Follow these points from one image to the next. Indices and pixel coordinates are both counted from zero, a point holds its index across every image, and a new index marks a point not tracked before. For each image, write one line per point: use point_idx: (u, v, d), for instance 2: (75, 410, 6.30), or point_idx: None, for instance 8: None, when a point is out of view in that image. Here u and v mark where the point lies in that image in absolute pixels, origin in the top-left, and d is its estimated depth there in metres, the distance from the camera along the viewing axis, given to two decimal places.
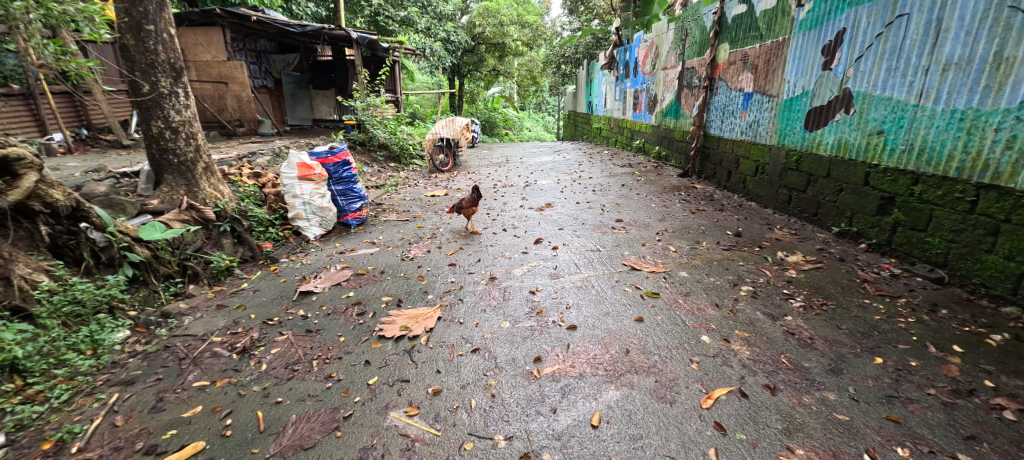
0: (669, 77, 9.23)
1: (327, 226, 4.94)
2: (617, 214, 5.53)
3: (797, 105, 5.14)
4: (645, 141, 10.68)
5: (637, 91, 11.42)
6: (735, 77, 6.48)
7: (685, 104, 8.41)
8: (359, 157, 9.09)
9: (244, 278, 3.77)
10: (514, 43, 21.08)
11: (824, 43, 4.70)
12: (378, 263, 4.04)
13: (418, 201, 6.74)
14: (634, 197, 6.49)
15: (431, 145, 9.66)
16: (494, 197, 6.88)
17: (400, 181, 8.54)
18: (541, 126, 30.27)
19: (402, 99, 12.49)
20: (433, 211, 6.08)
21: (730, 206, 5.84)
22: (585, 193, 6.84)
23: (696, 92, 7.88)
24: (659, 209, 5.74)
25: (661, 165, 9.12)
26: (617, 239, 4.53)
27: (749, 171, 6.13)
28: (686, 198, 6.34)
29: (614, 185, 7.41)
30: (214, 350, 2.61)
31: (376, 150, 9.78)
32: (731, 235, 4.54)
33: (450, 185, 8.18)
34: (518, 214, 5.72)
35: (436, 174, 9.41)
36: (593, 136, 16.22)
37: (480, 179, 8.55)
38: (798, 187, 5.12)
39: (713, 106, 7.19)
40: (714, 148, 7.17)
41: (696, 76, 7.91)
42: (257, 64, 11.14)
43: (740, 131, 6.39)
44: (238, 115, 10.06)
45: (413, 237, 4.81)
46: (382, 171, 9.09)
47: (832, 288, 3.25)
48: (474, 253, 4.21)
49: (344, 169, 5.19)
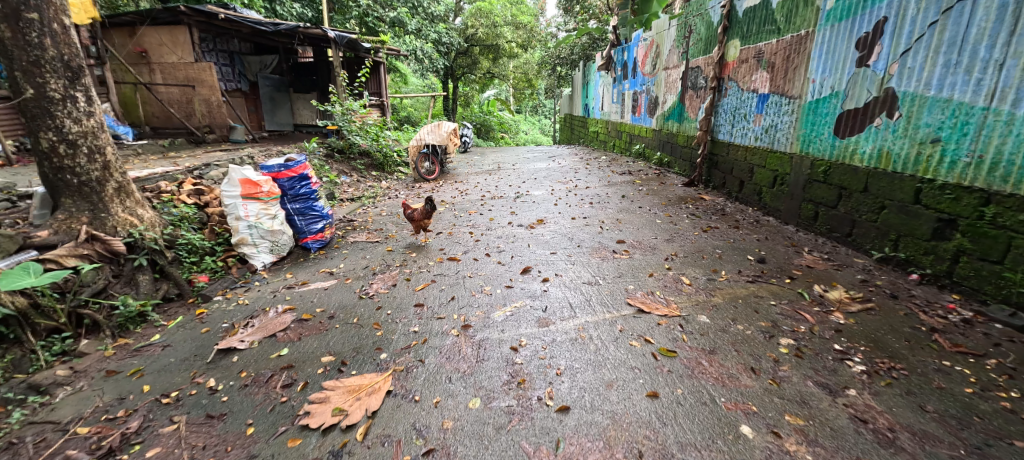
0: (671, 77, 8.57)
1: (280, 252, 4.22)
2: (618, 233, 4.83)
3: (824, 108, 4.47)
4: (646, 146, 10.00)
5: (637, 93, 10.75)
6: (748, 77, 5.80)
7: (689, 107, 7.74)
8: (337, 166, 8.37)
9: (160, 326, 3.07)
10: (508, 45, 20.39)
11: (858, 35, 4.03)
12: (330, 303, 3.33)
13: (395, 217, 6.01)
14: (636, 211, 5.82)
15: (416, 151, 8.97)
16: (480, 211, 6.18)
17: (380, 193, 7.82)
18: (538, 129, 29.63)
19: (388, 103, 11.78)
20: (409, 229, 5.35)
21: (745, 221, 5.16)
22: (582, 206, 6.16)
23: (702, 93, 7.19)
24: (666, 226, 5.05)
25: (663, 173, 8.45)
26: (619, 267, 3.82)
27: (766, 182, 5.45)
28: (695, 212, 5.65)
29: (613, 196, 6.73)
30: (69, 454, 1.91)
31: (356, 158, 9.06)
32: (753, 262, 3.84)
33: (434, 196, 7.47)
34: (505, 233, 5.00)
35: (421, 184, 8.70)
36: (591, 140, 15.55)
37: (468, 189, 7.84)
38: (826, 202, 4.44)
39: (722, 109, 6.52)
40: (725, 155, 6.48)
41: (702, 76, 7.23)
42: (231, 66, 10.32)
43: (754, 136, 5.71)
44: (207, 121, 9.33)
45: (380, 265, 4.08)
46: (361, 181, 8.38)
47: (896, 342, 2.56)
48: (449, 288, 3.49)
49: (302, 184, 4.47)
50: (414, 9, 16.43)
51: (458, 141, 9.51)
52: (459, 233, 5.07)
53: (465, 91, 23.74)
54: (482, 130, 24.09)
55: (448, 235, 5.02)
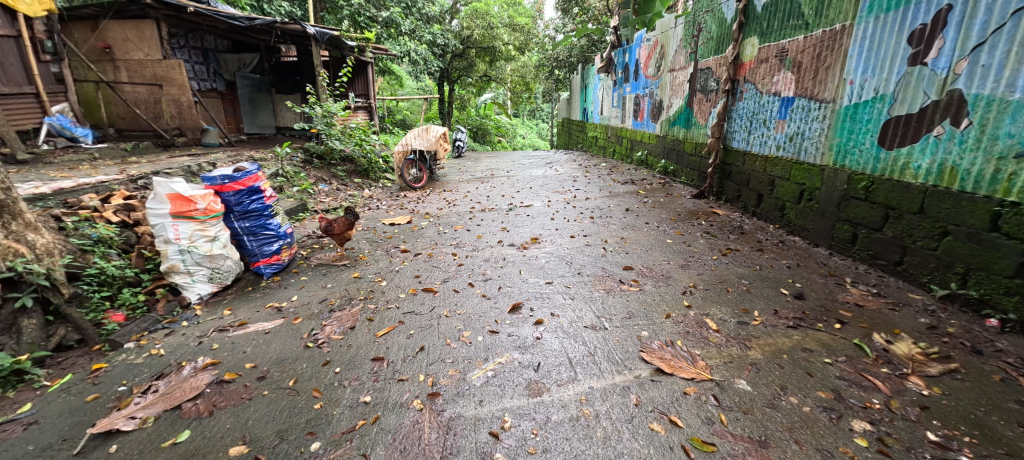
0: (677, 80, 7.94)
1: (222, 281, 3.52)
2: (624, 257, 4.16)
3: (866, 113, 3.83)
4: (649, 153, 9.38)
5: (639, 97, 10.13)
6: (768, 78, 5.17)
7: (697, 112, 7.12)
8: (315, 174, 7.69)
9: (40, 389, 2.39)
10: (505, 47, 19.77)
11: (911, 28, 3.41)
12: (267, 354, 2.64)
13: (372, 233, 5.33)
14: (643, 227, 5.17)
15: (401, 158, 8.25)
16: (467, 226, 5.51)
17: (361, 203, 7.14)
18: (535, 133, 29.06)
19: (375, 105, 11.12)
20: (384, 249, 4.67)
21: (768, 242, 4.52)
22: (582, 221, 5.50)
23: (713, 97, 6.56)
24: (678, 248, 4.40)
25: (669, 182, 7.82)
26: (628, 304, 3.15)
27: (790, 197, 4.81)
28: (710, 230, 5.00)
29: (615, 209, 6.08)
30: None
31: (338, 165, 8.39)
32: (788, 298, 3.19)
33: (419, 207, 6.79)
34: (494, 256, 4.32)
35: (406, 193, 8.04)
36: (589, 146, 14.94)
37: (457, 200, 7.16)
38: (868, 223, 3.80)
39: (736, 114, 5.88)
40: (740, 165, 5.84)
41: (712, 78, 6.61)
42: (205, 65, 9.62)
43: (776, 145, 5.08)
44: (176, 123, 8.68)
45: (340, 298, 3.39)
46: (341, 190, 7.70)
47: (1008, 429, 1.91)
48: (418, 334, 2.81)
49: (253, 199, 3.79)
50: (407, 9, 15.80)
51: (447, 146, 8.86)
52: (440, 255, 4.39)
53: (461, 94, 23.11)
54: (478, 134, 23.49)
55: (428, 257, 4.34)
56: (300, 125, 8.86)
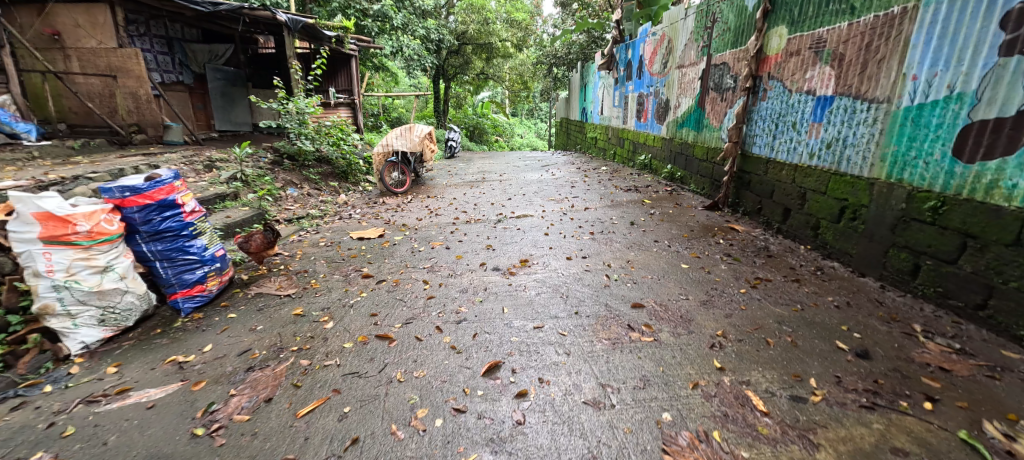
0: (687, 77, 7.17)
1: (121, 323, 2.76)
2: (630, 289, 3.40)
3: (935, 116, 3.09)
4: (654, 157, 8.64)
5: (643, 96, 9.38)
6: (800, 73, 4.41)
7: (709, 112, 6.37)
8: (284, 176, 6.91)
9: None
10: (502, 44, 18.98)
11: (1006, 7, 2.68)
12: (136, 446, 1.87)
13: (335, 250, 4.54)
14: (650, 246, 4.42)
15: (381, 159, 7.49)
16: (447, 242, 4.74)
17: (334, 211, 6.36)
18: (534, 133, 28.34)
19: (360, 102, 10.13)
20: (343, 272, 3.89)
21: (804, 270, 3.75)
22: (580, 238, 4.73)
23: (728, 96, 5.81)
24: (696, 275, 3.65)
25: (676, 190, 7.09)
26: (641, 365, 2.39)
27: (828, 215, 4.06)
28: (731, 251, 4.25)
29: (618, 223, 5.32)
30: None
31: (312, 166, 7.61)
32: (850, 358, 2.44)
33: (396, 216, 6.01)
34: (473, 285, 3.55)
35: (386, 198, 7.28)
36: (588, 147, 14.21)
37: (441, 208, 6.38)
38: (937, 253, 3.05)
39: (758, 115, 5.13)
40: (763, 174, 5.08)
41: (728, 74, 5.85)
42: (170, 55, 8.76)
43: (809, 153, 4.34)
44: (134, 119, 7.90)
45: (266, 349, 2.62)
46: (313, 195, 6.91)
47: None
48: (356, 414, 2.04)
49: (166, 216, 3.02)
50: (399, 1, 14.98)
51: (432, 147, 8.07)
52: (408, 282, 3.60)
53: (456, 91, 22.27)
54: (475, 133, 22.64)
55: (392, 285, 3.56)
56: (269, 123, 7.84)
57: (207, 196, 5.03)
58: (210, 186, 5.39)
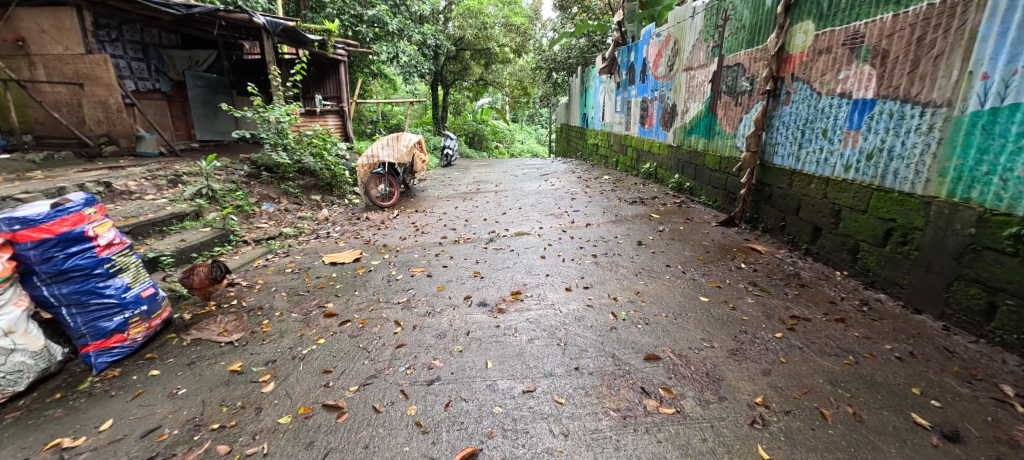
0: (696, 79, 6.62)
1: (7, 390, 2.23)
2: (642, 333, 2.81)
3: (1015, 123, 2.54)
4: (660, 166, 8.07)
5: (647, 101, 8.83)
6: (833, 74, 3.85)
7: (721, 117, 5.81)
8: (259, 190, 6.36)
9: None
10: (500, 49, 18.53)
11: None
12: None
13: (301, 279, 3.97)
14: (661, 273, 3.84)
15: (366, 171, 6.98)
16: (430, 267, 4.18)
17: (311, 228, 5.80)
18: (534, 139, 27.89)
19: (349, 109, 9.64)
20: (303, 309, 3.31)
21: (847, 305, 3.16)
22: (582, 263, 4.15)
23: (743, 100, 5.25)
24: (719, 313, 3.07)
25: (685, 202, 6.52)
26: (662, 455, 1.81)
27: (870, 237, 3.47)
28: (756, 279, 3.67)
29: (624, 242, 4.73)
30: None
31: (293, 179, 7.08)
32: (935, 443, 1.86)
33: (379, 235, 5.45)
34: (453, 327, 2.97)
35: (372, 212, 6.73)
36: (589, 154, 13.68)
37: (428, 224, 5.81)
38: (1021, 292, 2.48)
39: (780, 121, 4.56)
40: (786, 187, 4.51)
41: (741, 76, 5.30)
42: (145, 61, 8.24)
43: (843, 165, 3.78)
44: (105, 129, 7.40)
45: (180, 428, 2.05)
46: (291, 211, 6.36)
47: None
48: None
49: (72, 252, 2.47)
50: (394, 7, 14.46)
51: (421, 157, 7.53)
52: (376, 323, 3.03)
53: (454, 97, 21.78)
54: (474, 140, 22.11)
55: (357, 327, 2.98)
56: (241, 133, 7.32)
57: (161, 216, 4.46)
58: (168, 205, 4.83)
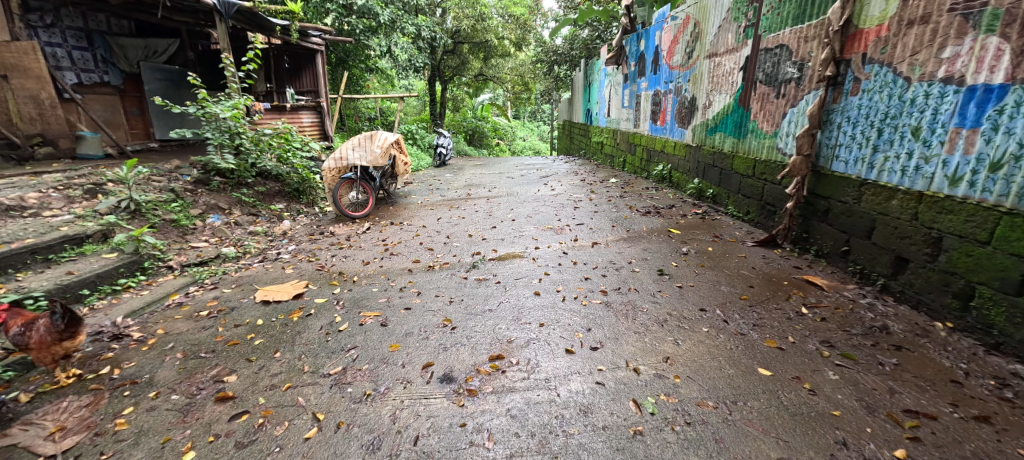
0: (722, 66, 5.58)
1: None
2: (681, 446, 1.82)
3: None
4: (676, 168, 7.05)
5: (661, 95, 7.80)
6: (933, 53, 2.83)
7: (757, 112, 4.79)
8: (205, 200, 5.39)
9: None
10: (500, 42, 17.45)
11: None
12: None
13: (213, 329, 2.98)
14: (695, 323, 2.84)
15: (334, 176, 5.91)
16: (388, 309, 3.17)
17: (261, 246, 4.81)
18: (536, 135, 26.94)
19: (327, 106, 8.64)
20: (190, 387, 2.32)
21: (977, 387, 2.17)
22: (587, 304, 3.15)
23: (788, 91, 4.23)
24: (793, 403, 2.06)
25: (709, 213, 5.50)
26: None
27: (995, 280, 2.47)
28: (828, 335, 2.66)
29: (640, 271, 3.72)
30: None
31: (251, 185, 6.09)
32: None
33: (339, 256, 4.46)
34: (397, 426, 1.98)
35: (342, 225, 5.74)
36: (594, 153, 12.67)
37: (401, 242, 4.81)
38: None
39: (844, 116, 3.54)
40: (852, 202, 3.50)
41: (785, 61, 4.27)
42: (90, 50, 7.25)
43: (948, 176, 2.77)
44: (37, 128, 6.36)
45: None
46: (242, 224, 5.38)
47: None
48: None
49: None
50: None
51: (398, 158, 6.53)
52: (283, 419, 2.05)
53: (454, 93, 20.71)
54: (474, 137, 21.10)
55: (252, 427, 2.00)
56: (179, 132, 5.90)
57: (44, 241, 3.49)
58: (67, 224, 3.87)
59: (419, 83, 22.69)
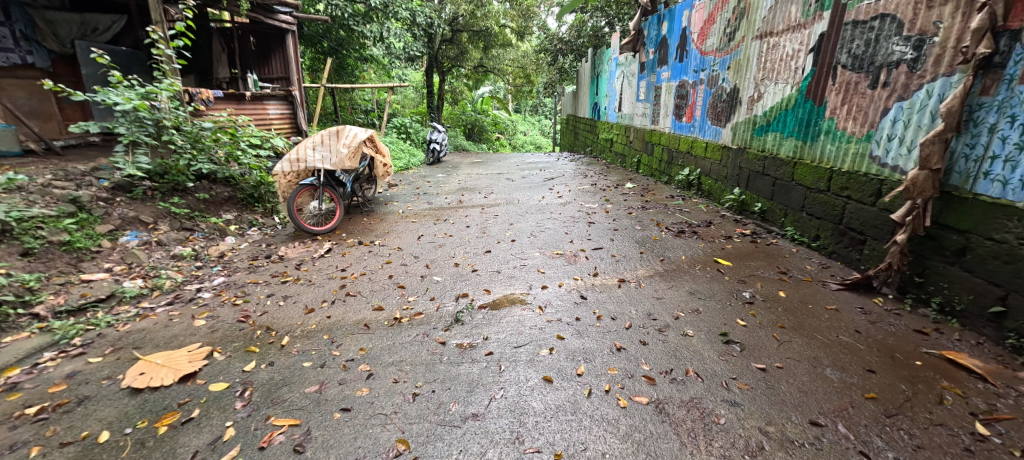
0: (779, 49, 4.45)
1: None
2: None
3: None
4: (709, 173, 5.90)
5: (688, 85, 6.64)
6: None
7: (837, 106, 3.66)
8: (122, 212, 4.23)
9: None
10: (501, 30, 16.19)
11: None
12: None
13: (22, 452, 1.83)
14: (816, 456, 1.72)
15: (290, 182, 4.78)
16: (315, 410, 2.01)
17: (181, 278, 3.63)
18: (538, 130, 25.73)
19: (300, 95, 7.49)
20: None
21: None
22: (628, 406, 2.01)
23: (895, 78, 3.13)
24: None
25: (761, 235, 4.35)
26: None
27: None
28: None
29: (696, 335, 2.58)
30: None
31: (190, 191, 4.93)
32: None
33: (279, 294, 3.31)
34: None
35: (301, 242, 4.60)
36: (602, 151, 11.49)
37: (365, 273, 3.66)
38: None
39: (1005, 113, 2.48)
40: (1016, 242, 2.40)
41: (890, 37, 3.18)
42: (7, 25, 6.02)
43: None
44: None
45: None
46: (169, 242, 4.22)
47: None
48: None
49: None
50: None
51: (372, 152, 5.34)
52: None
53: (453, 86, 19.50)
54: (473, 132, 19.89)
55: None
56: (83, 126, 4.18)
57: None
58: None
59: (417, 74, 21.50)
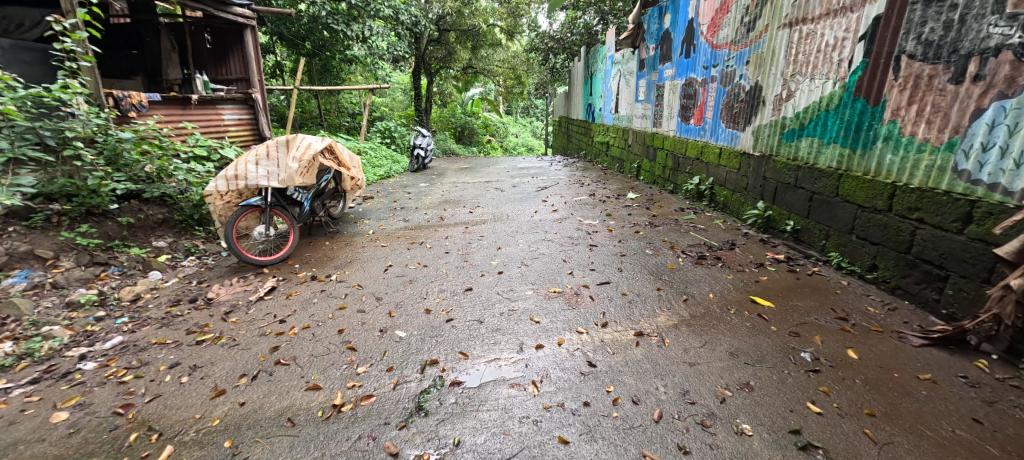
0: (815, 37, 3.72)
1: None
2: None
3: None
4: (724, 184, 5.17)
5: (696, 84, 5.91)
6: None
7: (902, 106, 2.93)
8: (10, 247, 3.39)
9: None
10: (490, 29, 15.41)
11: None
12: None
13: None
14: None
15: (228, 203, 3.93)
16: None
17: (69, 336, 2.81)
18: (530, 131, 25.04)
19: (261, 98, 6.66)
20: None
21: None
22: None
23: (992, 69, 2.41)
24: None
25: (797, 261, 3.60)
26: None
27: None
28: None
29: (757, 436, 1.80)
30: None
31: (111, 215, 4.09)
32: None
33: (185, 362, 2.48)
34: None
35: (242, 276, 3.79)
36: (597, 155, 10.77)
37: (308, 326, 2.84)
38: None
39: None
40: None
41: (984, 16, 2.45)
42: None
43: None
44: None
45: None
46: (71, 283, 3.40)
47: None
48: None
49: None
50: None
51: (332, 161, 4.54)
52: None
53: (442, 88, 18.69)
54: (462, 135, 19.11)
55: None
56: None
57: None
58: None
59: (405, 76, 20.70)
